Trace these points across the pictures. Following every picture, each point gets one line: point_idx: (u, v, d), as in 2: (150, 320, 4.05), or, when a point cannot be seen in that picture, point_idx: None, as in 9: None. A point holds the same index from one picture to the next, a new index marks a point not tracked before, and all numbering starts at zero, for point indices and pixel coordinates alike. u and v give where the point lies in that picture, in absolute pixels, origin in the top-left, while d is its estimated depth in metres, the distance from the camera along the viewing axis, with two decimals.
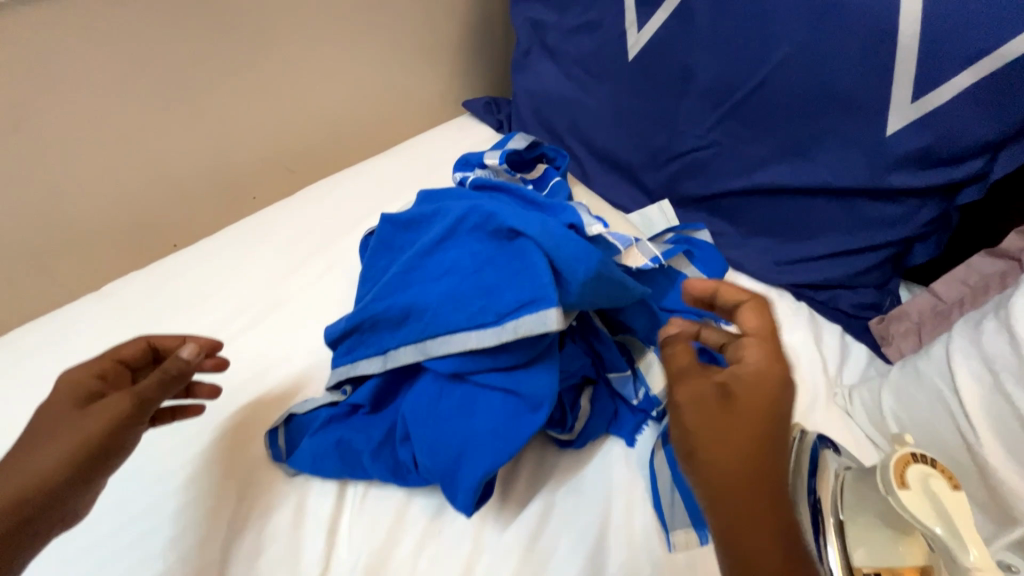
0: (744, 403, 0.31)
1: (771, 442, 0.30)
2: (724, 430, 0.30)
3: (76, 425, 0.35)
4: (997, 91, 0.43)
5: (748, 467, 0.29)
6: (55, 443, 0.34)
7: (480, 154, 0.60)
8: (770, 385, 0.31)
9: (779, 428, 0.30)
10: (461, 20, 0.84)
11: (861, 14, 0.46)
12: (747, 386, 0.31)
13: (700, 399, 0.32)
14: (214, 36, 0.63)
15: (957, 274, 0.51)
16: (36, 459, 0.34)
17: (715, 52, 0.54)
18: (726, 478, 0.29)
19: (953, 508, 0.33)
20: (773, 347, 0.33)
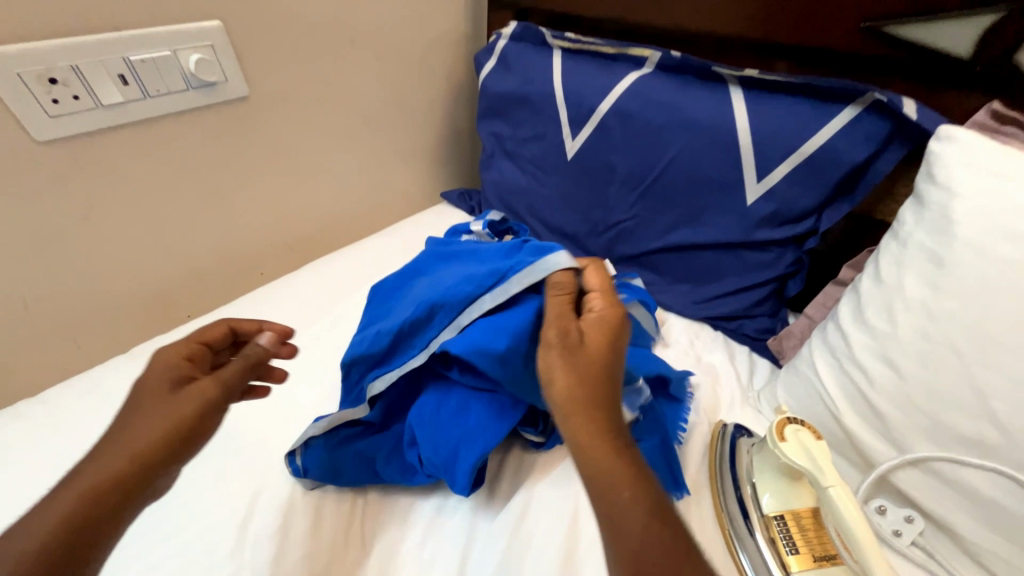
0: (591, 334, 0.43)
1: (609, 363, 0.42)
2: (573, 357, 0.42)
3: (174, 403, 0.43)
4: (807, 175, 0.64)
5: (592, 376, 0.41)
6: (149, 426, 0.42)
7: (466, 225, 0.77)
8: (610, 323, 0.44)
9: (612, 354, 0.43)
10: (440, 132, 1.06)
11: (715, 126, 0.67)
12: (594, 324, 0.44)
13: (561, 339, 0.43)
14: (246, 152, 0.78)
15: (820, 300, 0.68)
16: (132, 441, 0.41)
17: (626, 153, 0.75)
18: (576, 389, 0.40)
19: (816, 449, 0.46)
20: (607, 298, 0.46)
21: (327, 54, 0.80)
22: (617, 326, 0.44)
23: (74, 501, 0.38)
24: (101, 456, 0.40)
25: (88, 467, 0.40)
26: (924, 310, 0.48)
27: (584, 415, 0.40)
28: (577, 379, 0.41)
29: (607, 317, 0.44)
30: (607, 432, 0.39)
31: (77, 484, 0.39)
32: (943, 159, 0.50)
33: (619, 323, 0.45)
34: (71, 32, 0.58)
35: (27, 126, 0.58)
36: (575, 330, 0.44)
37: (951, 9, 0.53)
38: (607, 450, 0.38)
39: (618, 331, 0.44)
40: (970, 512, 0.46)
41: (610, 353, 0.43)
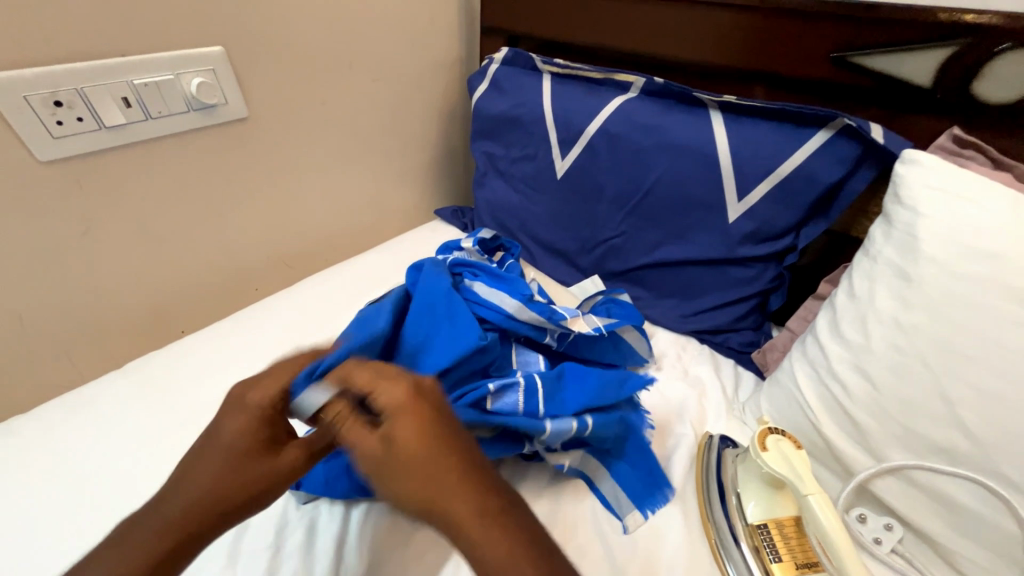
0: (404, 432, 0.36)
1: (443, 445, 0.36)
2: (398, 469, 0.35)
3: (267, 462, 0.44)
4: (784, 194, 0.67)
5: (435, 475, 0.35)
6: (235, 487, 0.42)
7: (457, 242, 0.79)
8: (411, 409, 0.37)
9: (433, 427, 0.36)
10: (434, 151, 1.08)
11: (697, 148, 0.70)
12: (397, 422, 0.37)
13: (380, 461, 0.36)
14: (244, 171, 0.80)
15: (800, 314, 0.71)
16: (219, 498, 0.42)
17: (613, 173, 0.78)
18: (424, 499, 0.35)
19: (796, 458, 0.48)
20: (393, 383, 0.38)
21: (325, 77, 0.83)
22: (419, 398, 0.38)
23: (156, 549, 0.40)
24: (185, 504, 0.41)
25: (171, 512, 0.41)
26: (895, 323, 0.51)
27: (452, 517, 0.34)
28: (421, 488, 0.35)
29: (404, 404, 0.37)
30: (488, 521, 0.34)
31: (159, 531, 0.40)
32: (908, 181, 0.53)
33: (418, 392, 0.38)
34: (78, 57, 0.60)
35: (32, 145, 0.60)
36: (389, 441, 0.37)
37: (915, 41, 0.57)
38: (494, 542, 0.34)
39: (426, 399, 0.38)
40: (944, 518, 0.48)
41: (437, 435, 0.36)
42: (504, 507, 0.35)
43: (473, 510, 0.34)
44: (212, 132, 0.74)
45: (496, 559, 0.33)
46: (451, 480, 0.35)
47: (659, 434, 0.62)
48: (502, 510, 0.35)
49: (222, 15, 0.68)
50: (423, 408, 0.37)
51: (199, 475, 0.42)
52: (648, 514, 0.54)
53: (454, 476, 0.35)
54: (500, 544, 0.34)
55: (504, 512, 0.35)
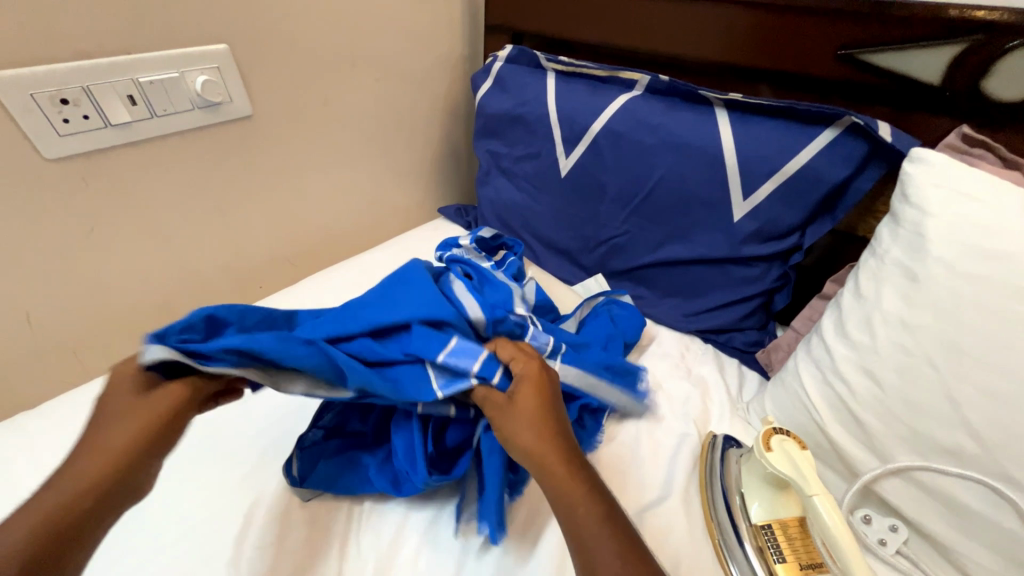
0: (529, 393, 0.49)
1: (552, 412, 0.48)
2: (519, 416, 0.47)
3: (140, 409, 0.43)
4: (789, 193, 0.66)
5: (543, 426, 0.46)
6: (111, 433, 0.41)
7: (455, 239, 0.79)
8: (538, 379, 0.50)
9: (546, 396, 0.49)
10: (437, 150, 1.08)
11: (701, 146, 0.70)
12: (526, 384, 0.49)
13: (505, 407, 0.48)
14: (247, 168, 0.80)
15: (806, 314, 0.71)
16: (108, 440, 0.41)
17: (616, 171, 0.78)
18: (531, 441, 0.46)
19: (801, 459, 0.47)
20: (529, 359, 0.52)
21: (329, 75, 0.83)
22: (544, 375, 0.51)
23: (37, 517, 0.37)
24: (83, 455, 0.41)
25: (67, 471, 0.40)
26: (902, 323, 0.50)
27: (547, 463, 0.44)
28: (532, 431, 0.46)
29: (535, 373, 0.51)
30: (572, 472, 0.44)
31: (59, 485, 0.39)
32: (917, 180, 0.52)
33: (546, 373, 0.52)
34: (82, 54, 0.60)
35: (38, 143, 0.60)
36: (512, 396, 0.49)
37: (923, 38, 0.56)
38: (574, 488, 0.43)
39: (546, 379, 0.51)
40: (950, 519, 0.47)
41: (550, 402, 0.49)
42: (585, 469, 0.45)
43: (564, 462, 0.44)
44: (219, 131, 0.74)
45: (573, 500, 0.42)
46: (555, 436, 0.46)
47: (663, 433, 0.62)
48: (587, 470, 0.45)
49: (226, 12, 0.68)
50: (543, 382, 0.50)
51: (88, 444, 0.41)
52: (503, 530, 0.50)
53: (556, 431, 0.47)
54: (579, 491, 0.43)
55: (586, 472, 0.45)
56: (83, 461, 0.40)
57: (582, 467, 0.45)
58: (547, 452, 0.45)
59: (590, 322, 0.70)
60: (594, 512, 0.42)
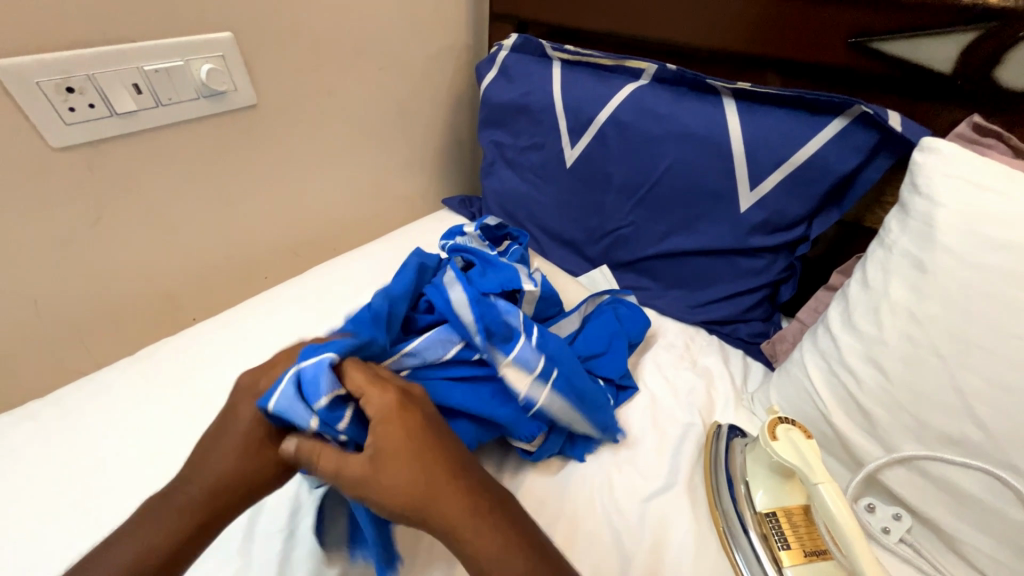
0: (393, 440, 0.43)
1: (426, 451, 0.43)
2: (386, 482, 0.42)
3: (251, 464, 0.46)
4: (797, 184, 0.66)
5: (418, 474, 0.42)
6: (220, 477, 0.45)
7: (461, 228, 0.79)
8: (394, 417, 0.44)
9: (415, 432, 0.44)
10: (441, 140, 1.08)
11: (708, 137, 0.69)
12: (385, 429, 0.44)
13: (366, 464, 0.42)
14: (252, 158, 0.79)
15: (811, 305, 0.71)
16: (216, 485, 0.45)
17: (622, 161, 0.77)
18: (407, 493, 0.41)
19: (806, 447, 0.48)
20: (381, 394, 0.46)
21: (333, 64, 0.82)
22: (404, 415, 0.45)
23: (149, 545, 0.42)
24: (191, 492, 0.45)
25: (177, 505, 0.44)
26: (910, 314, 0.50)
27: (438, 516, 0.41)
28: (407, 482, 0.42)
29: (389, 412, 0.44)
30: (463, 510, 0.42)
31: (169, 520, 0.43)
32: (927, 170, 0.52)
33: (405, 413, 0.45)
34: (87, 43, 0.59)
35: (44, 132, 0.60)
36: (372, 446, 0.43)
37: (935, 27, 0.56)
38: (468, 527, 0.41)
39: (409, 412, 0.45)
40: (953, 508, 0.48)
41: (419, 439, 0.44)
42: (476, 498, 0.43)
43: (451, 504, 0.42)
44: (224, 121, 0.74)
45: (470, 543, 0.41)
46: (435, 481, 0.42)
47: (668, 423, 0.63)
48: (478, 498, 0.43)
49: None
50: (408, 416, 0.45)
51: (200, 479, 0.45)
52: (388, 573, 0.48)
53: (437, 473, 0.43)
54: (476, 529, 0.41)
55: (478, 504, 0.43)
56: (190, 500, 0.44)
57: (473, 497, 0.43)
58: (431, 500, 0.42)
59: (595, 319, 0.69)
60: (496, 549, 0.41)
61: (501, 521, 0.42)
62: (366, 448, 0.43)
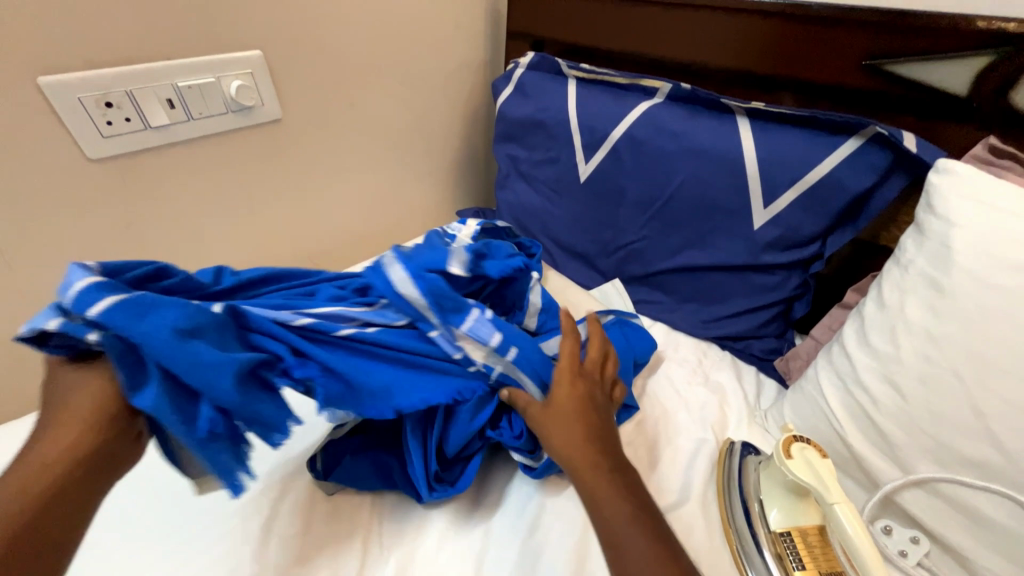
0: (569, 399, 0.52)
1: (590, 418, 0.51)
2: (553, 427, 0.50)
3: (93, 378, 0.43)
4: (811, 203, 0.67)
5: (585, 430, 0.50)
6: (69, 406, 0.43)
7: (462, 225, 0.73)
8: (577, 385, 0.53)
9: (586, 400, 0.53)
10: (457, 154, 1.10)
11: (721, 154, 0.70)
12: (566, 388, 0.53)
13: (545, 408, 0.52)
14: (275, 170, 0.82)
15: (825, 323, 0.71)
16: (67, 412, 0.42)
17: (636, 177, 0.78)
18: (570, 441, 0.49)
19: (821, 467, 0.48)
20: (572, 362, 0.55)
21: (355, 80, 0.85)
22: (582, 384, 0.54)
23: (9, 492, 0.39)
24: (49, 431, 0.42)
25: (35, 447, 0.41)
26: (926, 334, 0.50)
27: (583, 470, 0.48)
28: (573, 433, 0.50)
29: (575, 379, 0.54)
30: (607, 473, 0.47)
31: (26, 463, 0.40)
32: (942, 190, 0.52)
33: (583, 381, 0.54)
34: (128, 60, 0.62)
35: (83, 145, 0.63)
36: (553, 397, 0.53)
37: (948, 50, 0.57)
38: (606, 488, 0.46)
39: (584, 384, 0.54)
40: (972, 532, 0.47)
41: (588, 405, 0.52)
42: (619, 471, 0.48)
43: (600, 466, 0.48)
44: (250, 134, 0.76)
45: (607, 501, 0.46)
46: (596, 441, 0.50)
47: (681, 438, 0.63)
48: (620, 472, 0.48)
49: (260, 19, 0.70)
50: (584, 388, 0.53)
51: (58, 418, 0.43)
52: (233, 487, 0.46)
53: (598, 436, 0.50)
54: (611, 493, 0.46)
55: (621, 475, 0.48)
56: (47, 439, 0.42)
57: (616, 470, 0.48)
58: (587, 454, 0.49)
59: None
60: (623, 513, 0.45)
61: (631, 496, 0.46)
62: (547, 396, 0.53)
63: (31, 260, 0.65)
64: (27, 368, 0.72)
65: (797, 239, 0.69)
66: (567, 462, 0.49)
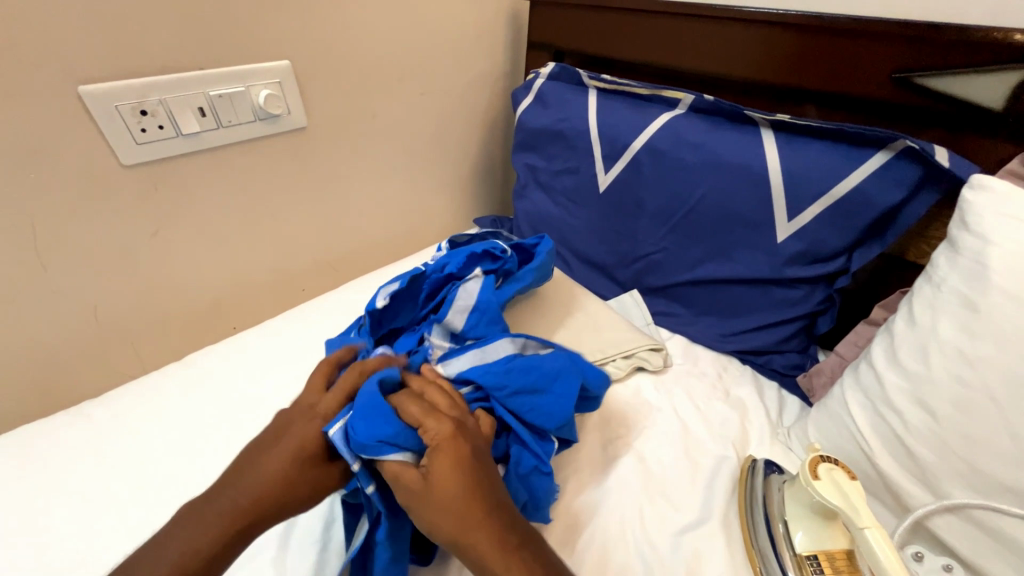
0: (443, 469, 0.44)
1: (470, 485, 0.43)
2: (434, 507, 0.43)
3: (297, 473, 0.47)
4: (837, 216, 0.65)
5: (467, 500, 0.43)
6: (265, 485, 0.46)
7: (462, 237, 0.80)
8: (449, 445, 0.45)
9: (464, 461, 0.44)
10: (475, 162, 1.11)
11: (744, 166, 0.70)
12: (439, 456, 0.44)
13: (421, 491, 0.44)
14: (300, 177, 0.84)
15: (851, 339, 0.69)
16: (262, 490, 0.45)
17: (656, 188, 0.78)
18: (455, 521, 0.42)
19: (850, 489, 0.46)
20: (439, 421, 0.47)
21: (378, 88, 0.86)
22: (457, 440, 0.45)
23: (191, 545, 0.43)
24: (236, 494, 0.45)
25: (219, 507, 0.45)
26: (960, 355, 0.49)
27: (474, 548, 0.41)
28: (452, 509, 0.42)
29: (443, 441, 0.45)
30: (503, 549, 0.41)
31: (208, 522, 0.44)
32: (977, 208, 0.51)
33: (460, 436, 0.46)
34: (163, 70, 0.64)
35: (118, 152, 0.65)
36: (426, 472, 0.44)
37: (982, 64, 0.56)
38: (507, 569, 0.40)
39: (461, 442, 0.46)
40: (1010, 562, 0.45)
41: (468, 467, 0.44)
42: (515, 537, 0.42)
43: (492, 540, 0.41)
44: (276, 142, 0.78)
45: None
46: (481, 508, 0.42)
47: (701, 454, 0.62)
48: (514, 539, 0.42)
49: (289, 30, 0.72)
50: (460, 446, 0.45)
51: (251, 486, 0.46)
52: None
53: (483, 500, 0.43)
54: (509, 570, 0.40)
55: (515, 542, 0.42)
56: (231, 500, 0.45)
57: (510, 538, 0.42)
58: (473, 529, 0.42)
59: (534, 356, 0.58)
60: None
61: (528, 562, 0.41)
62: (421, 471, 0.45)
63: (66, 263, 0.67)
64: (58, 367, 0.74)
65: (823, 254, 0.68)
66: (456, 544, 0.42)
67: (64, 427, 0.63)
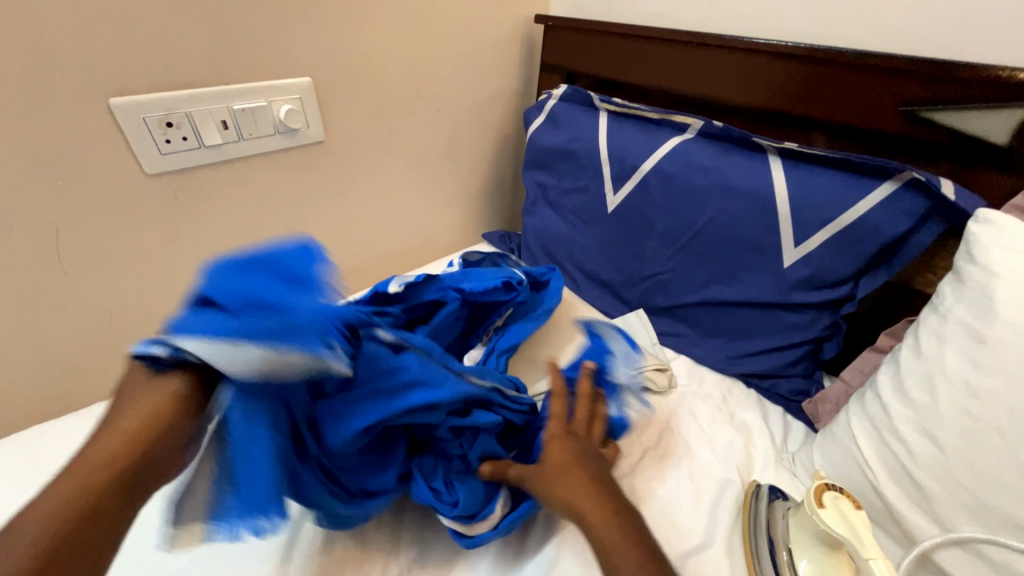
0: (559, 459, 0.50)
1: (586, 473, 0.49)
2: (554, 490, 0.48)
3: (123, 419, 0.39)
4: (844, 244, 0.66)
5: (583, 483, 0.48)
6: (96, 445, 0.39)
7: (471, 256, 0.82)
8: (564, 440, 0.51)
9: (578, 454, 0.51)
10: (485, 178, 1.13)
11: (751, 191, 0.71)
12: (554, 448, 0.51)
13: (541, 477, 0.49)
14: (314, 188, 0.85)
15: (856, 366, 0.69)
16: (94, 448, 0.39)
17: (665, 210, 0.79)
18: (573, 500, 0.46)
19: (855, 519, 0.46)
20: (556, 421, 0.54)
21: (394, 105, 0.89)
22: (569, 437, 0.52)
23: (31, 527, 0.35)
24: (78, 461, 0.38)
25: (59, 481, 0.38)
26: (967, 387, 0.49)
27: (591, 524, 0.45)
28: (569, 491, 0.47)
29: (558, 436, 0.52)
30: (617, 524, 0.44)
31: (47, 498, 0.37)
32: (983, 241, 0.52)
33: (571, 435, 0.53)
34: (191, 85, 0.67)
35: (142, 160, 0.67)
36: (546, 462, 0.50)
37: (977, 101, 0.57)
38: (622, 541, 0.43)
39: (573, 439, 0.52)
40: None
41: (581, 458, 0.50)
42: (627, 518, 0.45)
43: (605, 518, 0.45)
44: (294, 155, 0.80)
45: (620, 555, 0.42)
46: (595, 492, 0.47)
47: (704, 477, 0.62)
48: (624, 519, 0.45)
49: (312, 49, 0.75)
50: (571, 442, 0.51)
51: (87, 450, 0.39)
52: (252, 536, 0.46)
53: (596, 486, 0.48)
54: (624, 543, 0.43)
55: (627, 522, 0.45)
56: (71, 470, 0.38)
57: (622, 516, 0.45)
58: (586, 506, 0.46)
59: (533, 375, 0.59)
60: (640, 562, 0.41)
61: (641, 537, 0.43)
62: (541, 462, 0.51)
63: (82, 266, 0.68)
64: (64, 369, 0.74)
65: (830, 279, 0.69)
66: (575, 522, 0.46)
67: (70, 430, 0.64)
